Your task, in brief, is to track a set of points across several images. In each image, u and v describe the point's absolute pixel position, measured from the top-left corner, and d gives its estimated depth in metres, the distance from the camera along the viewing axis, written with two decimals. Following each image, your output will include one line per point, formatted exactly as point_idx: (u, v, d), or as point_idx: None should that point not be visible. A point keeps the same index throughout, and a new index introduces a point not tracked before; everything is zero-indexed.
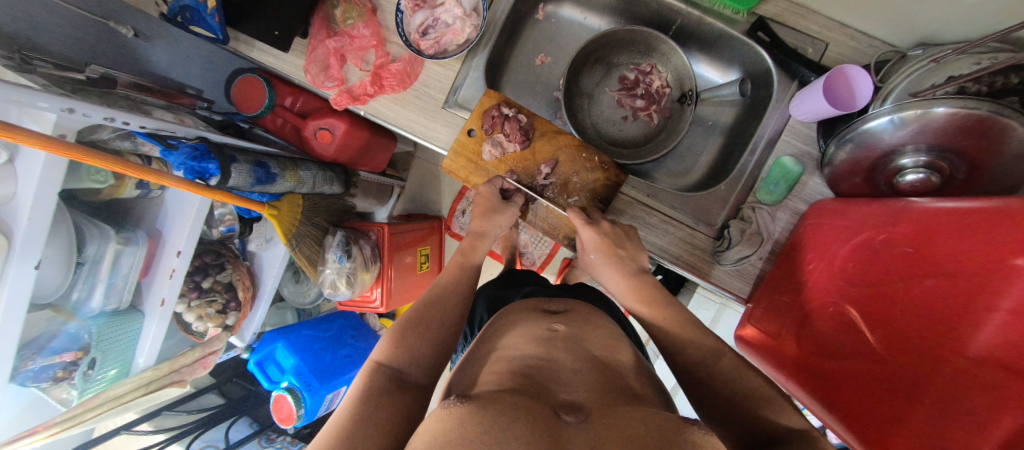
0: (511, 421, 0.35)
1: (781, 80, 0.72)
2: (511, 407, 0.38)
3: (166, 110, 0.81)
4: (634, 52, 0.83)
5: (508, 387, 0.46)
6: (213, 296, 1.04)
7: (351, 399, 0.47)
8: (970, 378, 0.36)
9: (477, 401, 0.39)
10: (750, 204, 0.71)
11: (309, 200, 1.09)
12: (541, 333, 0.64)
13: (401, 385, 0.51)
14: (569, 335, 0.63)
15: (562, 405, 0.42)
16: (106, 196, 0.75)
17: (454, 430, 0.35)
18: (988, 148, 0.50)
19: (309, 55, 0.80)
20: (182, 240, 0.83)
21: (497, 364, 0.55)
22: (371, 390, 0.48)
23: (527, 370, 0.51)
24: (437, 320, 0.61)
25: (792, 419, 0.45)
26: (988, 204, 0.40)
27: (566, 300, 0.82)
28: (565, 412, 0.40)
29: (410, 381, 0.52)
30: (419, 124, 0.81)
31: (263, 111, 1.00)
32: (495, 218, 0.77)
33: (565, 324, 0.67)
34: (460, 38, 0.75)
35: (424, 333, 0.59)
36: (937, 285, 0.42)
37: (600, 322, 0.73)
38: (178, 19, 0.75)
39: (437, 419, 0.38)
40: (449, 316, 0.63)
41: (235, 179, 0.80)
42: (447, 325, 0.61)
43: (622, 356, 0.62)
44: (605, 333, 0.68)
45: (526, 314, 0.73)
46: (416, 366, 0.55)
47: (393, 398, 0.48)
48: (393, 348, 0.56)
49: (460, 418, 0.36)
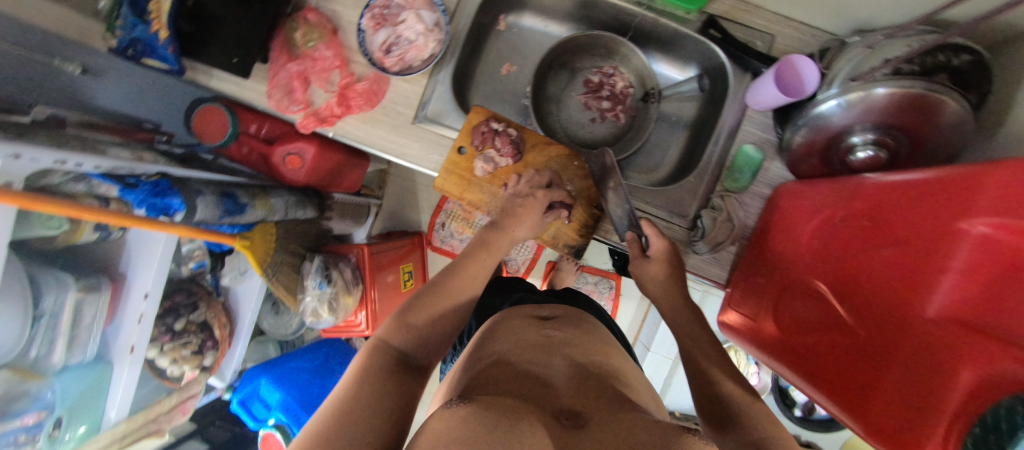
0: (516, 424, 0.37)
1: (736, 73, 0.75)
2: (513, 412, 0.40)
3: (123, 147, 0.77)
4: (596, 56, 0.86)
5: (504, 392, 0.47)
6: (188, 338, 0.99)
7: (351, 376, 0.48)
8: (933, 337, 0.38)
9: (478, 403, 0.41)
10: (720, 193, 0.74)
11: (283, 227, 1.05)
12: (534, 339, 0.64)
13: (405, 367, 0.53)
14: (563, 342, 0.64)
15: (561, 410, 0.44)
16: (62, 243, 0.70)
17: (456, 426, 0.36)
18: (926, 123, 0.53)
19: (271, 80, 0.78)
20: (149, 282, 0.80)
21: (493, 368, 0.55)
22: (375, 368, 0.50)
23: (525, 376, 0.52)
24: (440, 309, 0.62)
25: (749, 407, 0.49)
26: (933, 174, 0.43)
27: (557, 306, 0.83)
28: (565, 417, 0.43)
29: (412, 362, 0.55)
30: (389, 141, 0.80)
31: (228, 140, 0.97)
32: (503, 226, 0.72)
33: (558, 331, 0.68)
34: (424, 54, 0.76)
35: (428, 319, 0.60)
36: (895, 253, 0.45)
37: (591, 328, 0.74)
38: (128, 52, 0.72)
39: (438, 418, 0.39)
40: (454, 305, 0.64)
41: (202, 213, 0.77)
42: (451, 315, 0.63)
43: (614, 361, 0.64)
44: (596, 340, 0.69)
45: (517, 319, 0.73)
46: (420, 350, 0.57)
47: (397, 380, 0.49)
48: (395, 329, 0.57)
49: (463, 418, 0.37)
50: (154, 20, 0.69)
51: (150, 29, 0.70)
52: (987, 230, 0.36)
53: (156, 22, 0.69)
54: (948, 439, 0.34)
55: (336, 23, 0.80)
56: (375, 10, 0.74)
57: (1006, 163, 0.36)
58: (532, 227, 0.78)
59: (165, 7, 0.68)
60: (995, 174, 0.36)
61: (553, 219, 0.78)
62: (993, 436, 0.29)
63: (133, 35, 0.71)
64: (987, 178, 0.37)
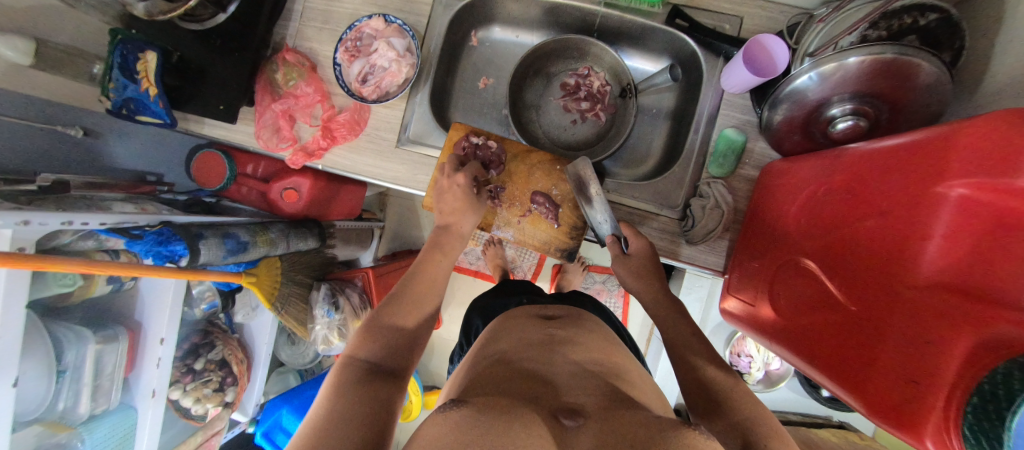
0: (511, 425, 0.37)
1: (708, 59, 0.75)
2: (508, 412, 0.39)
3: (127, 201, 0.81)
4: (569, 59, 0.87)
5: (504, 392, 0.46)
6: (208, 375, 1.03)
7: (323, 397, 0.47)
8: (926, 307, 0.37)
9: (473, 405, 0.41)
10: (706, 180, 0.73)
11: (288, 259, 1.07)
12: (535, 338, 0.62)
13: (376, 376, 0.51)
14: (566, 341, 0.61)
15: (561, 408, 0.42)
16: (78, 298, 0.74)
17: (450, 433, 0.36)
18: (902, 88, 0.52)
19: (258, 121, 0.81)
20: (164, 327, 0.82)
21: (489, 369, 0.54)
22: (344, 384, 0.48)
23: (525, 376, 0.50)
24: (405, 310, 0.61)
25: (741, 404, 0.49)
26: (911, 139, 0.42)
27: (561, 306, 0.81)
28: (564, 415, 0.41)
29: (385, 369, 0.53)
30: (375, 167, 0.82)
31: (225, 183, 1.04)
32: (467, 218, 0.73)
33: (560, 329, 0.65)
34: (399, 79, 0.78)
35: (393, 322, 0.59)
36: (880, 223, 0.44)
37: (593, 326, 0.71)
38: (122, 112, 0.76)
39: (433, 423, 0.39)
40: (419, 304, 0.63)
41: (206, 255, 0.80)
42: (417, 315, 0.62)
43: (621, 361, 0.60)
44: (601, 338, 0.66)
45: (517, 321, 0.71)
46: (392, 357, 0.55)
47: (364, 391, 0.48)
48: (363, 342, 0.56)
49: (455, 422, 0.37)
50: (143, 78, 0.73)
51: (141, 89, 0.74)
52: (965, 191, 0.36)
53: (145, 80, 0.73)
54: (949, 410, 0.32)
55: (313, 60, 0.83)
56: (348, 43, 0.78)
57: (979, 118, 0.35)
58: (522, 234, 0.79)
59: (151, 66, 0.71)
60: (966, 132, 0.36)
61: (538, 224, 0.79)
62: (993, 403, 0.28)
63: (124, 96, 0.74)
64: (957, 138, 0.37)
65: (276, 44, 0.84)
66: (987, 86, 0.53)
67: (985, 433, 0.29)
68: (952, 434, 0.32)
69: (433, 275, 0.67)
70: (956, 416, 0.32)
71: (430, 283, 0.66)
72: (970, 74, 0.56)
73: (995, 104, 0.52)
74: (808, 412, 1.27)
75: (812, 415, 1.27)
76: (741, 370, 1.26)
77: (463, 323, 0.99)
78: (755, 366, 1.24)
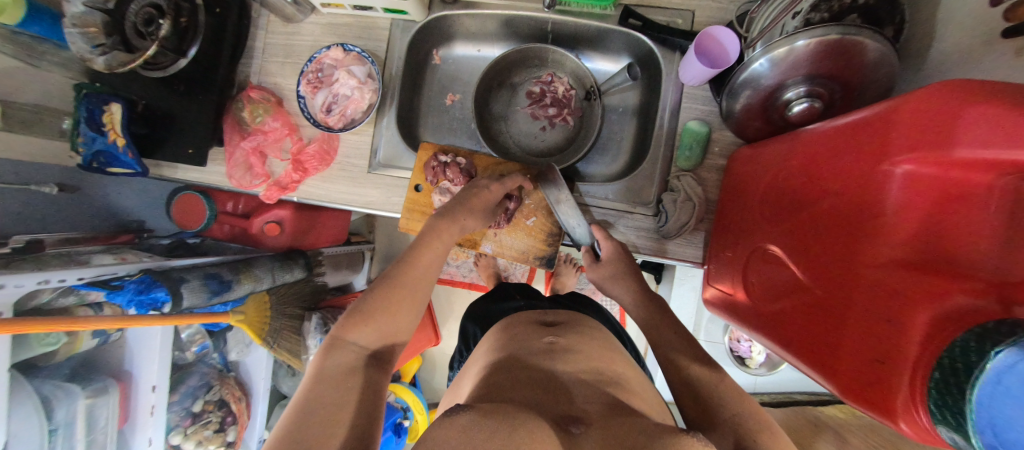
0: (516, 429, 0.36)
1: (665, 54, 0.76)
2: (515, 417, 0.38)
3: (106, 253, 0.82)
4: (532, 67, 0.88)
5: (508, 399, 0.44)
6: (207, 417, 1.04)
7: (310, 381, 0.44)
8: (879, 285, 0.37)
9: (479, 409, 0.39)
10: (676, 174, 0.74)
11: (276, 293, 1.07)
12: (536, 346, 0.58)
13: (366, 365, 0.48)
14: (566, 349, 0.56)
15: (561, 416, 0.42)
16: (63, 354, 0.75)
17: (457, 437, 0.35)
18: (851, 66, 0.52)
19: (228, 161, 0.82)
20: (154, 375, 0.83)
21: (489, 373, 0.52)
22: (334, 371, 0.45)
23: (529, 385, 0.48)
24: (404, 291, 0.57)
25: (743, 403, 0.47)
26: (857, 118, 0.43)
27: (563, 312, 0.76)
28: (569, 424, 0.40)
29: (376, 355, 0.50)
30: (349, 193, 0.82)
31: (207, 222, 1.05)
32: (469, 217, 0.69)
33: (562, 336, 0.61)
34: (362, 106, 0.79)
35: (392, 306, 0.54)
36: (834, 204, 0.44)
37: (595, 334, 0.65)
38: (93, 165, 0.75)
39: (438, 427, 0.38)
40: (417, 288, 0.58)
41: (189, 299, 0.79)
42: (415, 297, 0.58)
43: (622, 369, 0.56)
44: (602, 345, 0.61)
45: (516, 328, 0.67)
46: (384, 342, 0.52)
47: (354, 383, 0.45)
48: (354, 322, 0.51)
49: (463, 426, 0.36)
50: (111, 131, 0.73)
51: (109, 140, 0.73)
52: (909, 167, 0.36)
53: (112, 132, 0.73)
54: (911, 387, 0.32)
55: (279, 94, 0.84)
56: (309, 75, 0.79)
57: (917, 92, 0.35)
58: (499, 241, 0.80)
59: (117, 117, 0.72)
60: (905, 107, 0.36)
61: (516, 229, 0.80)
62: (953, 378, 0.28)
63: (94, 149, 0.73)
64: (897, 115, 0.37)
65: (241, 82, 0.85)
66: (934, 56, 0.54)
67: (948, 408, 0.28)
68: (917, 411, 0.32)
69: (433, 262, 0.62)
70: (919, 393, 0.31)
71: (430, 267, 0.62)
72: (917, 46, 0.57)
73: (943, 73, 0.52)
74: (816, 391, 1.26)
75: (820, 394, 1.25)
76: (744, 355, 1.27)
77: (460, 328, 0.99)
78: (756, 350, 1.26)
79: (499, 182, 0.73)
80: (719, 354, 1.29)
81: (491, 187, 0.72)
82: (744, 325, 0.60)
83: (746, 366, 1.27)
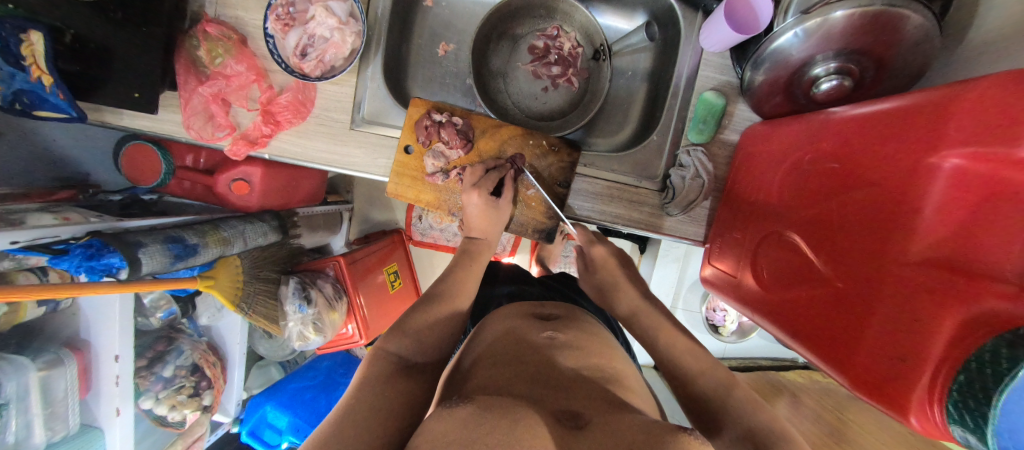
0: (515, 425, 0.33)
1: (686, 14, 0.70)
2: (513, 411, 0.35)
3: (43, 211, 0.71)
4: (536, 18, 0.80)
5: (509, 394, 0.42)
6: (180, 382, 0.98)
7: (355, 388, 0.47)
8: (908, 282, 0.36)
9: (478, 402, 0.37)
10: (686, 148, 0.70)
11: (248, 257, 0.98)
12: (533, 340, 0.56)
13: (404, 372, 0.51)
14: (566, 346, 0.54)
15: (560, 411, 0.39)
16: (7, 324, 0.67)
17: (456, 428, 0.32)
18: (890, 43, 0.48)
19: (184, 108, 0.70)
20: (115, 343, 0.75)
21: (487, 366, 0.50)
22: (374, 378, 0.48)
23: (531, 379, 0.45)
24: (439, 310, 0.61)
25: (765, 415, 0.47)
26: (906, 103, 0.40)
27: (558, 304, 0.75)
28: (565, 419, 0.38)
29: (414, 365, 0.53)
30: (329, 152, 0.74)
31: (165, 178, 0.94)
32: (493, 218, 0.71)
33: (561, 332, 0.59)
34: (344, 51, 0.68)
35: (434, 323, 0.59)
36: (867, 195, 0.42)
37: (592, 328, 0.65)
38: (16, 106, 0.63)
39: (437, 421, 0.35)
40: (455, 308, 0.63)
41: (150, 265, 0.70)
42: (455, 311, 0.62)
43: (620, 366, 0.56)
44: (600, 341, 0.60)
45: (511, 320, 0.64)
46: (421, 353, 0.55)
47: (396, 386, 0.47)
48: (394, 334, 0.55)
49: (462, 420, 0.33)
50: (32, 65, 0.58)
51: (31, 78, 0.60)
52: (959, 161, 0.33)
53: (34, 67, 0.58)
54: (931, 386, 0.32)
55: (242, 31, 0.71)
56: (279, 10, 0.67)
57: (982, 79, 0.32)
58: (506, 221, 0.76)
59: (39, 49, 0.57)
60: (967, 96, 0.33)
61: (523, 206, 0.75)
62: (979, 381, 0.27)
63: (13, 87, 0.61)
64: (958, 104, 0.34)
65: (194, 13, 0.71)
66: (974, 38, 0.50)
67: (969, 410, 0.28)
68: (934, 408, 0.32)
69: (469, 284, 0.67)
70: (939, 393, 0.31)
71: (463, 293, 0.65)
72: (957, 24, 0.53)
73: (981, 59, 0.49)
74: (778, 357, 1.35)
75: (782, 360, 1.35)
76: (716, 324, 1.30)
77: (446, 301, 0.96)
78: (730, 319, 1.29)
79: (477, 188, 0.69)
80: (694, 323, 1.33)
81: (472, 199, 0.69)
82: (747, 309, 0.61)
83: (718, 334, 1.30)
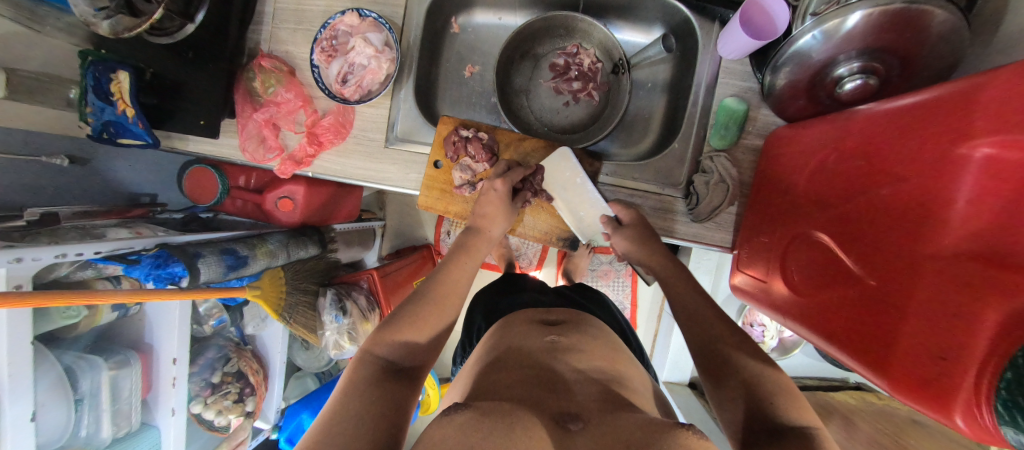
0: (513, 431, 0.35)
1: (703, 24, 0.73)
2: (512, 416, 0.37)
3: (120, 226, 0.80)
4: (556, 37, 0.83)
5: (509, 398, 0.43)
6: (227, 388, 1.04)
7: (342, 390, 0.47)
8: (948, 277, 0.34)
9: (478, 408, 0.38)
10: (709, 154, 0.71)
11: (290, 269, 1.05)
12: (536, 346, 0.56)
13: (393, 376, 0.51)
14: (569, 349, 0.55)
15: (560, 412, 0.41)
16: (85, 326, 0.75)
17: (459, 437, 0.34)
18: (915, 40, 0.47)
19: (241, 133, 0.79)
20: (174, 346, 0.82)
21: (494, 370, 0.51)
22: (361, 381, 0.49)
23: (536, 382, 0.47)
24: (425, 311, 0.60)
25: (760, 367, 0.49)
26: (934, 95, 0.39)
27: (564, 310, 0.75)
28: (567, 421, 0.39)
29: (401, 369, 0.53)
30: (366, 169, 0.80)
31: (220, 197, 1.05)
32: (502, 218, 0.72)
33: (563, 335, 0.59)
34: (380, 76, 0.75)
35: (424, 331, 0.59)
36: (897, 191, 0.42)
37: (596, 331, 0.64)
38: (103, 136, 0.72)
39: (437, 428, 0.36)
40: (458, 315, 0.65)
41: (206, 274, 0.78)
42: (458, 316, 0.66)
43: (625, 368, 0.55)
44: (604, 343, 0.60)
45: (519, 325, 0.64)
46: (410, 356, 0.55)
47: (382, 388, 0.48)
48: (380, 339, 0.55)
49: (460, 426, 0.35)
50: (119, 100, 0.68)
51: (118, 110, 0.70)
52: (990, 150, 0.33)
53: (121, 101, 0.69)
54: (978, 385, 0.30)
55: (291, 63, 0.80)
56: (323, 43, 0.75)
57: (1006, 69, 0.32)
58: (517, 224, 0.79)
59: (126, 86, 0.67)
60: (991, 86, 0.33)
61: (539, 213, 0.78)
62: None
63: (104, 119, 0.70)
64: (984, 92, 0.34)
65: (251, 50, 0.80)
66: (1006, 30, 0.49)
67: (1019, 408, 0.26)
68: (983, 411, 0.30)
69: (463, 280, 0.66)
70: (987, 392, 0.29)
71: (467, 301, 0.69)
72: (988, 19, 0.52)
73: (1017, 49, 0.48)
74: (826, 377, 1.26)
75: (831, 380, 1.25)
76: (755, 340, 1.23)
77: (466, 322, 0.96)
78: (769, 334, 1.22)
79: (502, 177, 0.70)
80: None
81: (495, 186, 0.70)
82: (782, 315, 0.58)
83: None
